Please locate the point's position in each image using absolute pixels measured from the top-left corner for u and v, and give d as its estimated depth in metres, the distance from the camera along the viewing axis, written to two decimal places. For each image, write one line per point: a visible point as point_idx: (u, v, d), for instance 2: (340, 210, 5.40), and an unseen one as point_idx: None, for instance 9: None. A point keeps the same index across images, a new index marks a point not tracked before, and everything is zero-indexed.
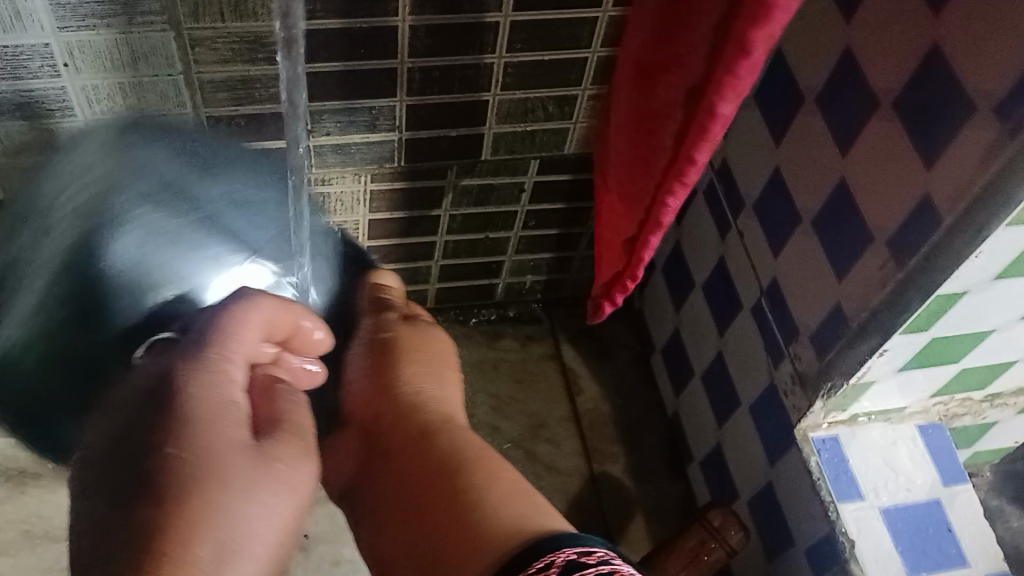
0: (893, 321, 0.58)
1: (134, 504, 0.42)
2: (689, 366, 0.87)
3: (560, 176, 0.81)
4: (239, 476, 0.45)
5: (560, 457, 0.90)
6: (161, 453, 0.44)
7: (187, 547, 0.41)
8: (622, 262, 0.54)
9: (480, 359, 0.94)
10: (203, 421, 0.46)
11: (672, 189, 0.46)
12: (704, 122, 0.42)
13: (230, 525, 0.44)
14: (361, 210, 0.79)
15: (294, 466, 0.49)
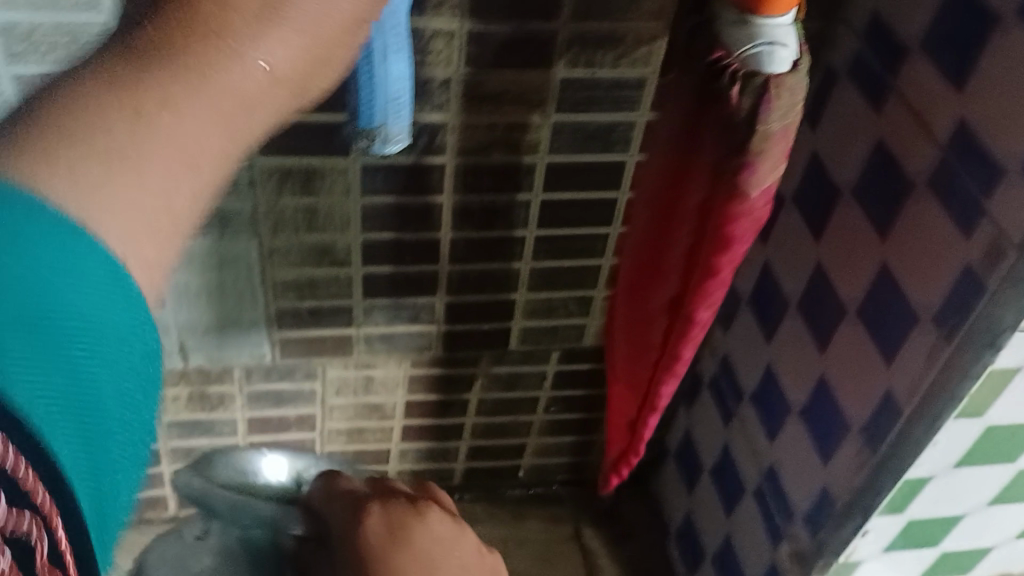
0: (872, 502, 0.64)
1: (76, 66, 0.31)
2: (701, 547, 0.91)
3: (582, 364, 0.91)
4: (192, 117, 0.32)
5: None
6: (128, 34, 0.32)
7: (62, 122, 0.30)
8: (625, 440, 0.63)
9: (505, 536, 1.01)
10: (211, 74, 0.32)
11: (660, 383, 0.55)
12: (681, 325, 0.52)
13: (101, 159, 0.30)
14: (400, 391, 0.89)
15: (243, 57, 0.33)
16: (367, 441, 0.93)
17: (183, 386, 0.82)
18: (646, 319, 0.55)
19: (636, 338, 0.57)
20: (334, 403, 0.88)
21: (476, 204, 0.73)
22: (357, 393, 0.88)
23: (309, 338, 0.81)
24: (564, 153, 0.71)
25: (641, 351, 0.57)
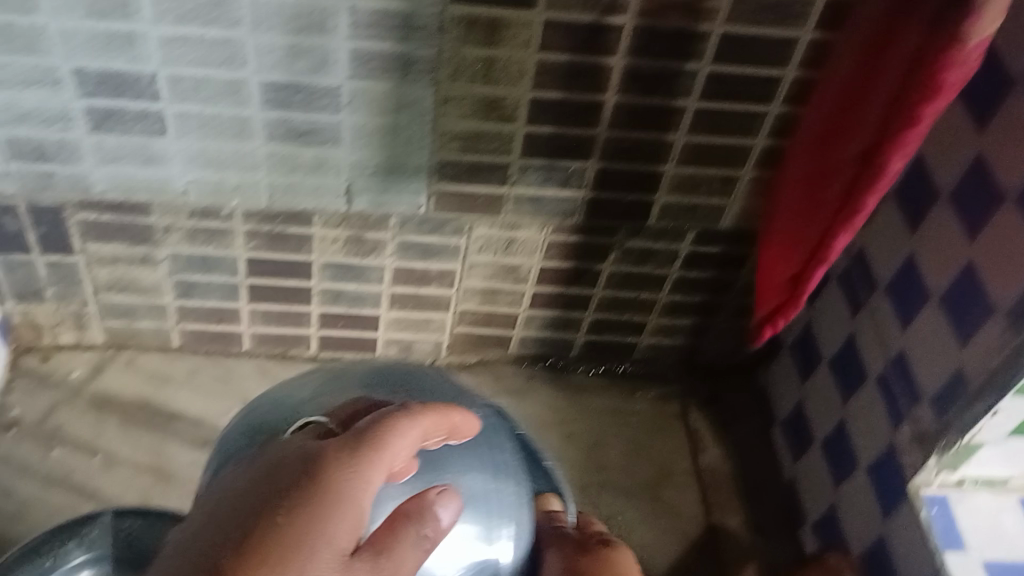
0: (1008, 381, 0.67)
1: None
2: (809, 433, 0.95)
3: (713, 247, 0.92)
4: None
5: (684, 501, 0.98)
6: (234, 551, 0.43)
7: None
8: (783, 296, 0.65)
9: (615, 408, 1.05)
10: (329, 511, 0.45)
11: (836, 232, 0.57)
12: (874, 171, 0.53)
13: None
14: (537, 257, 0.92)
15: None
16: (498, 305, 0.97)
17: (341, 228, 0.87)
18: (836, 170, 0.58)
19: (817, 192, 0.60)
20: (475, 261, 0.92)
21: (646, 69, 0.75)
22: (497, 252, 0.91)
23: (462, 193, 0.85)
24: (743, 23, 0.72)
25: (823, 203, 0.59)
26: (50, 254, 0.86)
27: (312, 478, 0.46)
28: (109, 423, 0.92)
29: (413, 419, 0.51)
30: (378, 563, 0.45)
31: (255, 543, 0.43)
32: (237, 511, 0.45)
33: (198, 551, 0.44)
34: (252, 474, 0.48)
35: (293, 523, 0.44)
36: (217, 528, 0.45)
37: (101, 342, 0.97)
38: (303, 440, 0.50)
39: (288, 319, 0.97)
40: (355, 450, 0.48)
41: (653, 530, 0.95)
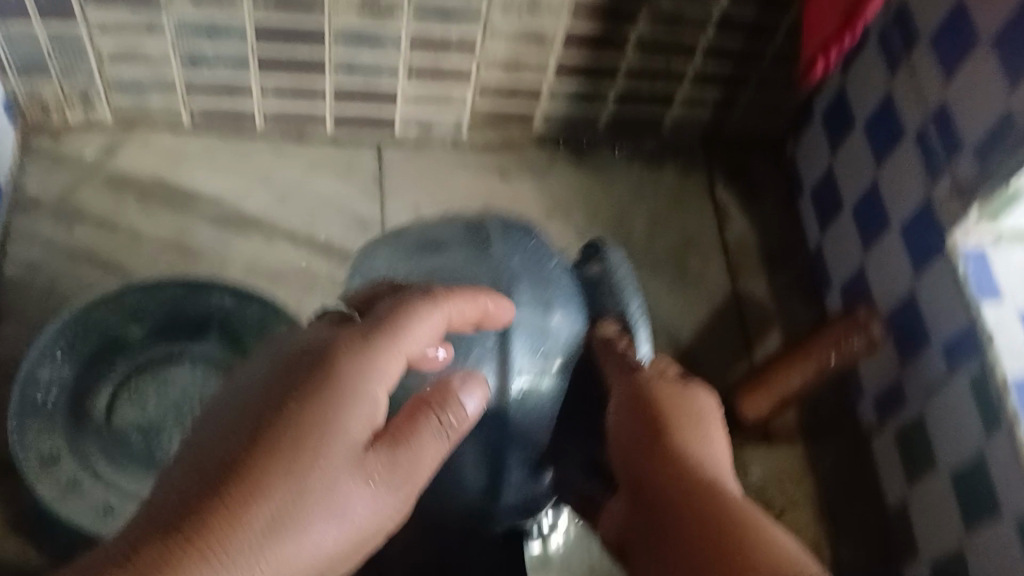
0: None
1: (231, 471, 0.44)
2: (838, 200, 0.93)
3: (746, 10, 0.87)
4: (327, 473, 0.46)
5: (708, 272, 0.98)
6: (272, 416, 0.46)
7: (212, 511, 0.43)
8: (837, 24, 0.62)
9: (639, 182, 1.02)
10: (341, 399, 0.47)
11: None
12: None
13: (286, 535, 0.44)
14: (564, 18, 0.87)
15: (383, 480, 0.48)
16: (521, 74, 0.94)
17: None
18: None
19: None
20: (497, 24, 0.87)
21: None
22: (522, 14, 0.87)
23: None
24: None
25: None
26: (49, 22, 0.81)
27: (325, 380, 0.48)
28: (130, 201, 0.91)
29: (435, 306, 0.53)
30: (393, 457, 0.49)
31: (268, 444, 0.45)
32: (246, 407, 0.47)
33: (215, 443, 0.46)
34: (269, 362, 0.50)
35: (301, 430, 0.46)
36: (239, 416, 0.46)
37: (111, 122, 0.94)
38: (319, 328, 0.52)
39: (302, 94, 0.93)
40: (373, 342, 0.50)
41: (676, 303, 0.95)
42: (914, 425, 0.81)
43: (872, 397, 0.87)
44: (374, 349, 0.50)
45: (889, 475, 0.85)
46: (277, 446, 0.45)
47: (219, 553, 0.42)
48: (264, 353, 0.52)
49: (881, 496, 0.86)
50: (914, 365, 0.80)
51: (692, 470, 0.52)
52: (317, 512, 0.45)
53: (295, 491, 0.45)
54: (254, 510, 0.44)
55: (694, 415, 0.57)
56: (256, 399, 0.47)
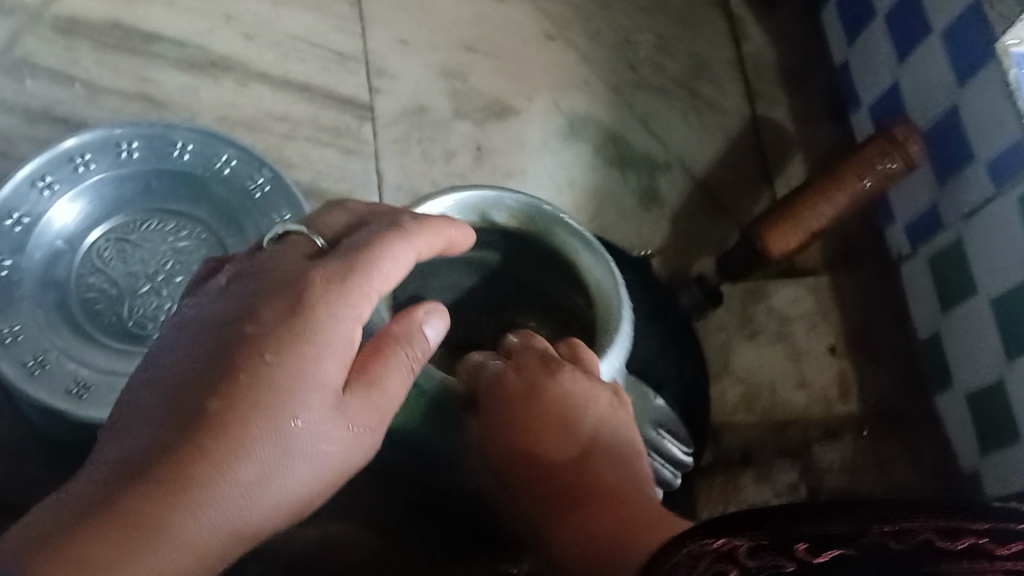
0: None
1: (191, 428, 0.39)
2: (869, 5, 0.82)
3: None
4: (309, 418, 0.42)
5: (722, 99, 0.88)
6: (248, 360, 0.41)
7: (179, 473, 0.38)
8: None
9: (644, 1, 0.91)
10: (319, 344, 0.42)
11: None
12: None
13: (252, 485, 0.40)
14: None
15: (359, 422, 0.44)
16: None
17: None
18: None
19: None
20: None
21: None
22: None
23: None
24: None
25: None
26: None
27: (286, 318, 0.42)
28: (83, 48, 0.82)
29: (408, 242, 0.45)
30: (369, 398, 0.44)
31: (242, 393, 0.40)
32: (199, 357, 0.41)
33: (177, 391, 0.40)
34: (233, 293, 0.43)
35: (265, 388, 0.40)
36: (195, 368, 0.41)
37: None
38: (289, 256, 0.44)
39: None
40: (346, 281, 0.43)
41: (691, 130, 0.87)
42: (951, 249, 0.75)
43: (905, 224, 0.81)
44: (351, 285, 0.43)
45: (920, 302, 0.79)
46: (247, 391, 0.40)
47: (185, 512, 0.38)
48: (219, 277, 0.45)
49: (909, 323, 0.81)
50: (954, 185, 0.74)
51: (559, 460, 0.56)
52: (290, 457, 0.41)
53: (269, 441, 0.41)
54: (213, 471, 0.39)
55: (524, 389, 0.55)
56: (209, 350, 0.41)
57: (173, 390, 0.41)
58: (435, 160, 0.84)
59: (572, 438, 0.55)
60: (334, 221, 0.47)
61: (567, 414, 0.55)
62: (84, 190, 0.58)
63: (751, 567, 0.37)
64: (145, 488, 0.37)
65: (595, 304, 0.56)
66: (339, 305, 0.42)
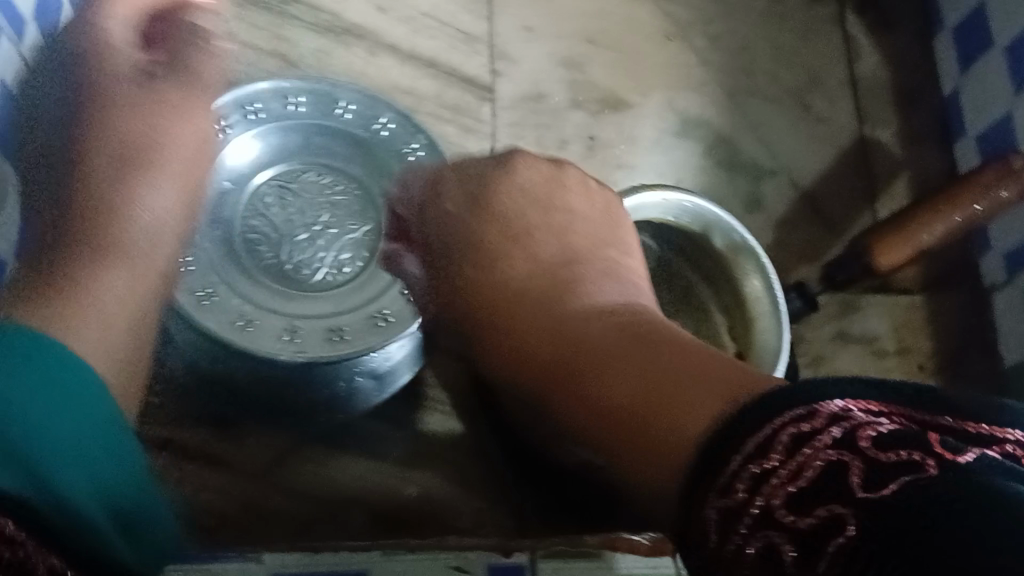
0: None
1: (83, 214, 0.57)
2: (991, 35, 0.84)
3: None
4: (135, 179, 0.60)
5: (835, 113, 0.90)
6: (89, 159, 0.59)
7: (78, 243, 0.56)
8: None
9: (766, 10, 0.93)
10: (113, 114, 0.61)
11: None
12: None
13: (127, 228, 0.58)
14: None
15: (191, 163, 0.62)
16: None
17: None
18: None
19: None
20: None
21: None
22: None
23: None
24: None
25: None
26: None
27: (137, 138, 0.61)
28: (223, 2, 0.84)
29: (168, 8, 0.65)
30: (179, 147, 0.61)
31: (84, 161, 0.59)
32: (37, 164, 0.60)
33: (51, 196, 0.59)
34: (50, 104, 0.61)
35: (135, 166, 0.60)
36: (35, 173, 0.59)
37: None
38: (111, 29, 0.61)
39: None
40: (132, 151, 0.61)
41: (799, 142, 0.89)
42: None
43: (1003, 253, 0.82)
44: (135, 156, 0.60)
45: (1013, 331, 0.81)
46: (93, 166, 0.59)
47: (104, 263, 0.56)
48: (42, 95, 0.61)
49: (998, 353, 0.83)
50: None
51: (546, 356, 0.51)
52: (139, 207, 0.59)
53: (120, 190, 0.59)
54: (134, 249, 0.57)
55: (488, 204, 0.59)
56: (67, 172, 0.59)
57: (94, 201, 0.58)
58: (549, 145, 0.86)
59: (575, 269, 0.56)
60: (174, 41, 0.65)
61: (567, 250, 0.58)
62: (267, 135, 0.65)
63: (868, 490, 0.32)
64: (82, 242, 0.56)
65: (744, 304, 0.68)
66: (106, 101, 0.61)
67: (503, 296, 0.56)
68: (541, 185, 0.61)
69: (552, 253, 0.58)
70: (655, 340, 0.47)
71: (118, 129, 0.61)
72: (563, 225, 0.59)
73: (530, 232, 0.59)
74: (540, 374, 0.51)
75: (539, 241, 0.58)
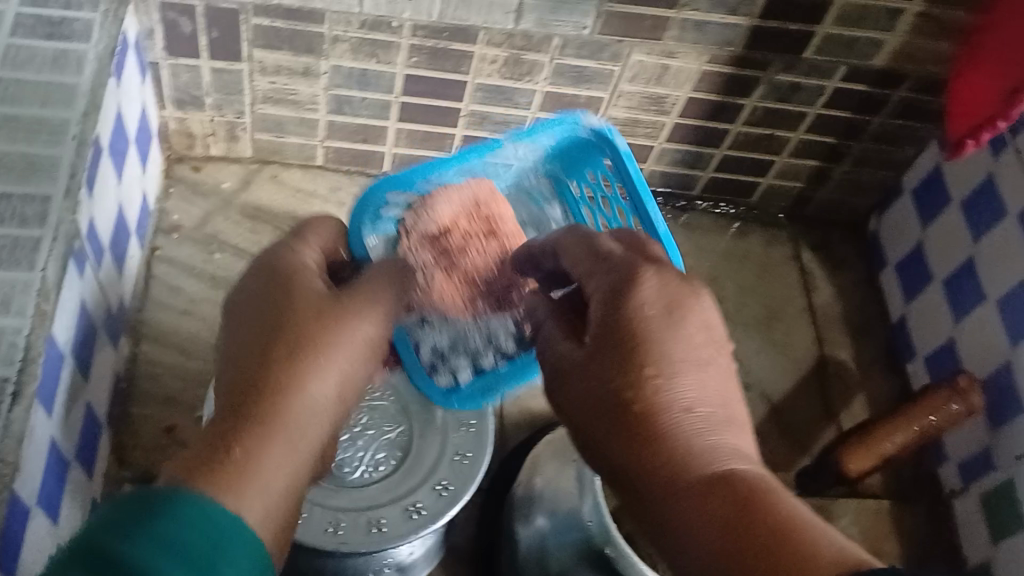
0: None
1: (259, 372, 0.52)
2: (928, 274, 0.99)
3: (858, 87, 0.93)
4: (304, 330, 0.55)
5: (795, 336, 1.03)
6: (273, 345, 0.54)
7: (244, 420, 0.50)
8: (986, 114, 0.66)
9: (729, 247, 1.08)
10: (286, 288, 0.57)
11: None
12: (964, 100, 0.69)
13: (291, 391, 0.52)
14: (687, 87, 0.93)
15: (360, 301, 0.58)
16: (636, 138, 1.00)
17: (505, 48, 0.88)
18: None
19: None
20: (626, 89, 0.93)
21: None
22: (648, 82, 0.92)
23: (630, 16, 0.84)
24: None
25: None
26: (218, 59, 0.88)
27: (292, 293, 0.57)
28: (264, 234, 0.97)
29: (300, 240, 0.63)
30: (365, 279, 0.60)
31: (270, 360, 0.53)
32: (246, 291, 0.58)
33: (236, 373, 0.53)
34: (259, 280, 0.58)
35: (308, 350, 0.54)
36: (243, 301, 0.57)
37: (248, 155, 1.00)
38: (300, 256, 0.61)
39: (430, 141, 0.99)
40: (352, 292, 0.58)
41: (766, 361, 1.00)
42: (1002, 489, 0.86)
43: (957, 463, 0.92)
44: (279, 300, 0.56)
45: (972, 540, 0.89)
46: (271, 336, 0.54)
47: (265, 394, 0.51)
48: (258, 283, 0.57)
49: (959, 556, 0.91)
50: (1007, 433, 0.86)
51: (669, 452, 0.52)
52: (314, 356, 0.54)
53: (308, 356, 0.54)
54: (291, 379, 0.52)
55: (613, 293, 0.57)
56: (244, 325, 0.56)
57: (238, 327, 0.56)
58: None
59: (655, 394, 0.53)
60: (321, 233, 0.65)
61: (652, 350, 0.54)
62: None
63: None
64: (257, 392, 0.51)
65: None
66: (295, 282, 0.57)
67: (650, 420, 0.53)
68: (650, 304, 0.56)
69: (687, 392, 0.54)
70: (766, 508, 0.48)
71: (308, 300, 0.56)
72: (682, 359, 0.54)
73: (681, 368, 0.54)
74: (659, 480, 0.52)
75: (659, 335, 0.55)
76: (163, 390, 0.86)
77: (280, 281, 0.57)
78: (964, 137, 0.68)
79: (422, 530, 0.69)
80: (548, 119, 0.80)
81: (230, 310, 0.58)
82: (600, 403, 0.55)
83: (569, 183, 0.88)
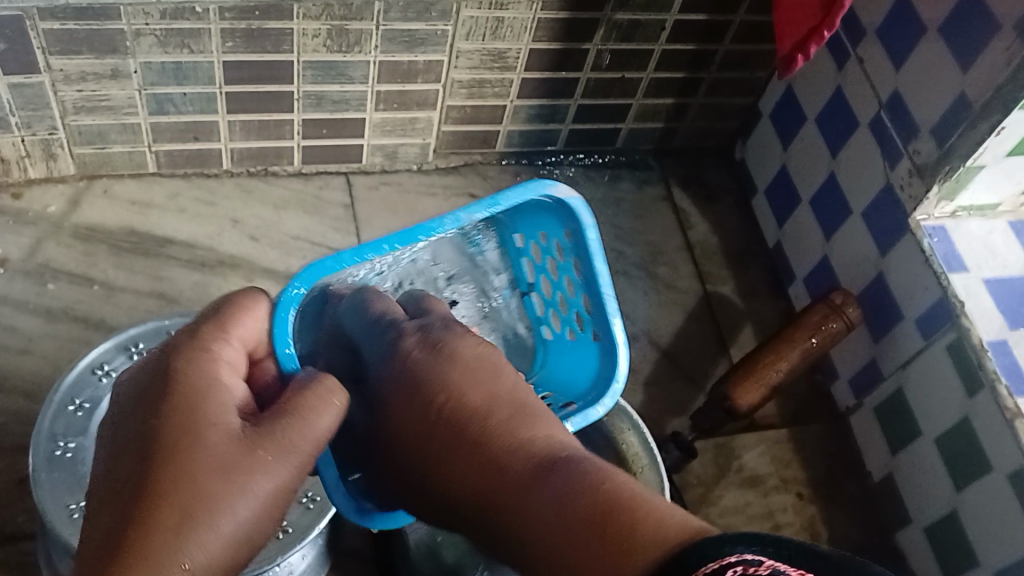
0: (998, 115, 0.71)
1: (126, 518, 0.43)
2: (796, 194, 0.98)
3: (697, 16, 0.91)
4: (205, 467, 0.46)
5: (678, 277, 1.01)
6: (156, 478, 0.45)
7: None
8: (817, 18, 0.65)
9: (602, 197, 1.05)
10: (189, 401, 0.48)
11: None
12: (784, 13, 0.67)
13: (163, 542, 0.43)
14: (525, 38, 0.89)
15: (308, 418, 0.50)
16: (485, 99, 0.96)
17: (325, 20, 0.82)
18: None
19: None
20: (463, 48, 0.89)
21: None
22: (485, 38, 0.88)
23: None
24: None
25: None
26: (13, 73, 0.80)
27: (190, 427, 0.47)
28: (102, 254, 0.89)
29: (223, 333, 0.53)
30: (285, 411, 0.50)
31: (153, 506, 0.44)
32: (141, 414, 0.48)
33: (115, 524, 0.44)
34: (152, 399, 0.49)
35: (208, 501, 0.45)
36: (133, 431, 0.47)
37: (73, 172, 0.92)
38: (225, 359, 0.52)
39: (268, 130, 0.93)
40: (267, 437, 0.49)
41: (651, 306, 0.98)
42: (893, 399, 0.86)
43: (848, 380, 0.92)
44: (188, 432, 0.47)
45: (872, 450, 0.90)
46: (160, 469, 0.45)
47: (146, 549, 0.42)
48: (150, 409, 0.48)
49: (864, 469, 0.91)
50: (889, 340, 0.86)
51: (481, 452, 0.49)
52: (213, 507, 0.45)
53: (205, 499, 0.45)
54: (187, 539, 0.44)
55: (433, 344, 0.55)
56: (126, 462, 0.46)
57: (116, 465, 0.47)
58: None
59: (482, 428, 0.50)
60: (245, 331, 0.54)
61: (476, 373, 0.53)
62: None
63: None
64: (129, 548, 0.42)
65: (624, 460, 0.75)
66: (197, 397, 0.49)
67: (476, 424, 0.51)
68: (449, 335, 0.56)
69: (477, 402, 0.52)
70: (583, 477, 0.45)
71: (218, 424, 0.48)
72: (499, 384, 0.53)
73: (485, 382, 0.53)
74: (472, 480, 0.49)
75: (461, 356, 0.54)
76: (11, 440, 0.78)
77: (173, 401, 0.48)
78: (792, 51, 0.68)
79: (295, 547, 0.63)
80: (515, 187, 0.64)
81: (115, 436, 0.48)
82: (426, 421, 0.53)
83: (515, 234, 0.73)
